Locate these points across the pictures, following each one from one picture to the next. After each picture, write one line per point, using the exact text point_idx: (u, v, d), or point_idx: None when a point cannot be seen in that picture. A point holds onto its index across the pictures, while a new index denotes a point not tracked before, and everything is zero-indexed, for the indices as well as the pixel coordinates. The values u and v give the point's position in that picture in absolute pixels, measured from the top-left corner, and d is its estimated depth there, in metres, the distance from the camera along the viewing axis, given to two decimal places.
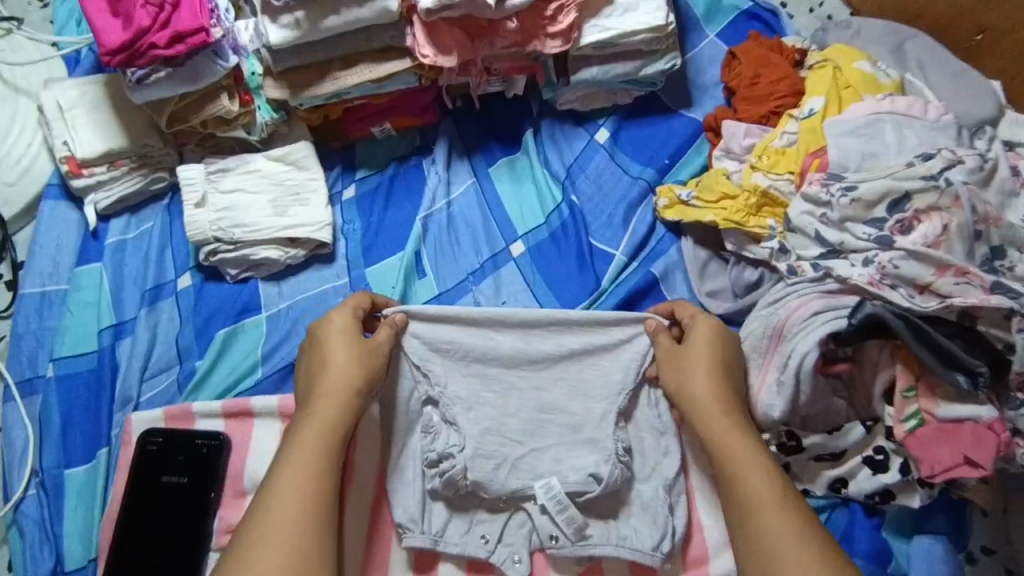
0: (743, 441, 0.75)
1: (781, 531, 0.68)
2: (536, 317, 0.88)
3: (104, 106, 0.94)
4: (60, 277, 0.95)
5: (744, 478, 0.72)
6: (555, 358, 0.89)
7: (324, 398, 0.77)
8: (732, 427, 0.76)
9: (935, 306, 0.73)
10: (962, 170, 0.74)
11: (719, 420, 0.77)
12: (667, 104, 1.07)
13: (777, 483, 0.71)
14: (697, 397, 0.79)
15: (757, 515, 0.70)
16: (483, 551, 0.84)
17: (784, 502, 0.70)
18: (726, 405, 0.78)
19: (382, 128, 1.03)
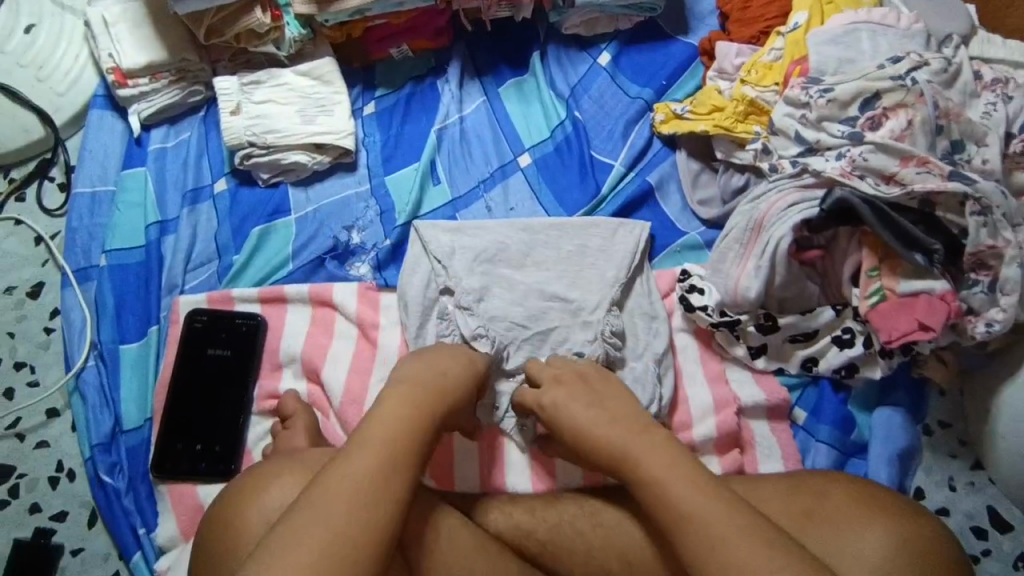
0: (657, 453, 0.70)
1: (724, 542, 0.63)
2: (539, 224, 1.01)
3: (145, 22, 1.03)
4: (108, 180, 1.04)
5: (669, 492, 0.67)
6: (556, 261, 0.99)
7: (398, 396, 0.73)
8: (644, 442, 0.72)
9: (898, 192, 0.82)
10: (927, 71, 0.84)
11: (630, 440, 0.72)
12: (666, 31, 1.14)
13: (704, 492, 0.66)
14: (571, 418, 0.79)
15: (695, 528, 0.65)
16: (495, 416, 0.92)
17: (715, 507, 0.65)
18: (636, 427, 0.74)
19: (399, 49, 1.10)
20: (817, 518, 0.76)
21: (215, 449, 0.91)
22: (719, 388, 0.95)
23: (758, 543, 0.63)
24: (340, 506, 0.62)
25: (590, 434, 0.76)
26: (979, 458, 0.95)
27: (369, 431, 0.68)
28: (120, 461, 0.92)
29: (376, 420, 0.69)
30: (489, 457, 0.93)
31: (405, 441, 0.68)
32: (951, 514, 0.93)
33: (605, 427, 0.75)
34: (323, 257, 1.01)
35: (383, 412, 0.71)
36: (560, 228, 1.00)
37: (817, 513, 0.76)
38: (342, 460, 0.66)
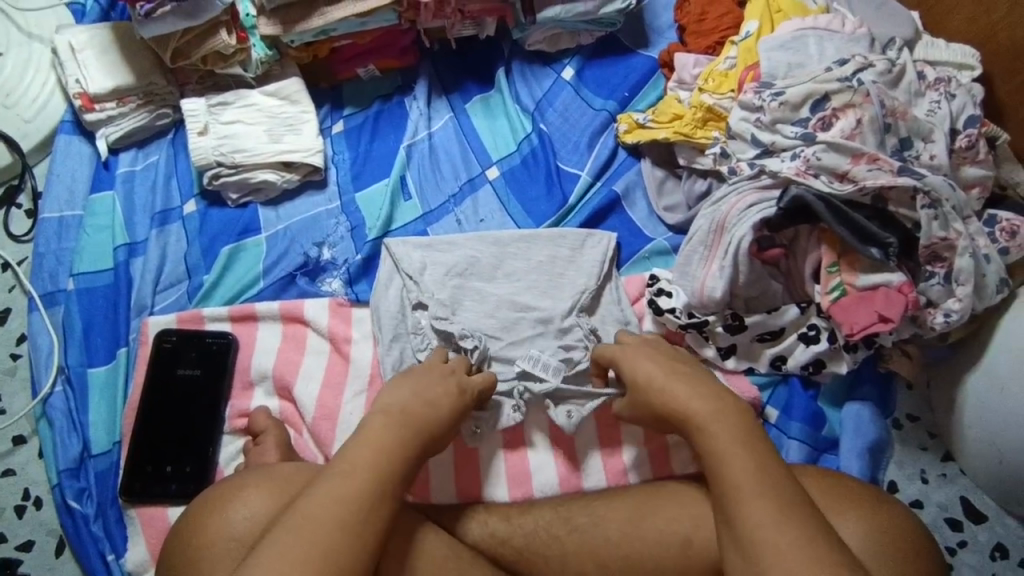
0: (723, 410, 0.71)
1: (766, 496, 0.63)
2: (507, 237, 1.00)
3: (111, 47, 1.04)
4: (75, 204, 1.04)
5: (727, 445, 0.68)
6: (527, 272, 0.99)
7: (383, 423, 0.71)
8: (712, 400, 0.72)
9: (850, 189, 0.84)
10: (872, 72, 0.87)
11: (700, 395, 0.73)
12: (627, 45, 1.16)
13: (761, 450, 0.67)
14: (643, 373, 0.79)
15: (742, 480, 0.65)
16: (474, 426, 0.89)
17: (762, 463, 0.66)
18: (702, 387, 0.74)
19: (367, 68, 1.12)
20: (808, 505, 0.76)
21: (186, 470, 0.89)
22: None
23: (793, 510, 0.63)
24: (317, 529, 0.61)
25: (664, 385, 0.76)
26: (949, 450, 0.96)
27: (348, 457, 0.67)
28: (89, 487, 0.90)
29: (358, 448, 0.68)
30: (465, 467, 0.91)
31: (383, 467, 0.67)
32: (925, 507, 0.93)
33: (677, 384, 0.75)
34: (294, 273, 1.01)
35: (362, 439, 0.69)
36: (529, 240, 1.00)
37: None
38: (318, 485, 0.65)
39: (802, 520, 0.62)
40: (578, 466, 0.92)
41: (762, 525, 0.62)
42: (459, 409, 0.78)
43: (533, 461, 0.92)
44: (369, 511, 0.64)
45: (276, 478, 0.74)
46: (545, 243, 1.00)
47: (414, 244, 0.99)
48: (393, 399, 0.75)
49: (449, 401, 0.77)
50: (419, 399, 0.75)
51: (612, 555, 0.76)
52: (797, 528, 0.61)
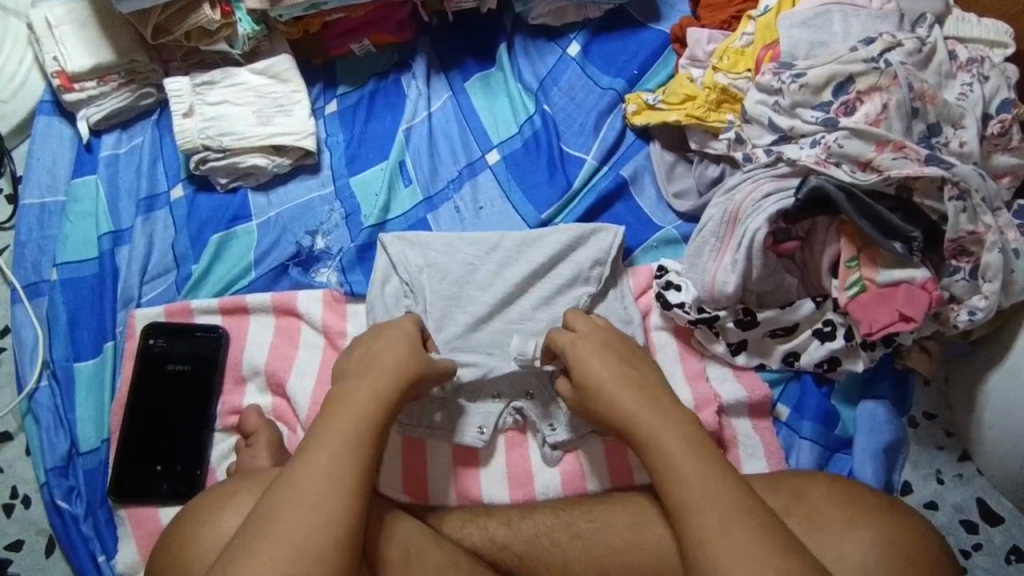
0: (668, 422, 0.68)
1: (705, 512, 0.63)
2: (510, 242, 0.93)
3: (89, 23, 0.98)
4: (57, 190, 1.00)
5: (670, 461, 0.66)
6: (529, 277, 0.92)
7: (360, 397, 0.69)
8: (653, 408, 0.69)
9: (875, 178, 0.79)
10: (901, 52, 0.81)
11: (636, 404, 0.70)
12: (636, 18, 1.09)
13: (707, 463, 0.65)
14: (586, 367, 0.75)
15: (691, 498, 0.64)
16: (480, 441, 0.87)
17: (708, 477, 0.64)
18: (644, 395, 0.71)
19: (361, 44, 1.06)
20: (806, 517, 0.73)
21: (177, 469, 0.86)
22: (700, 386, 0.91)
23: (733, 527, 0.62)
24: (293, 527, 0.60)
25: (610, 384, 0.72)
26: (967, 450, 0.92)
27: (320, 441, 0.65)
28: (78, 485, 0.87)
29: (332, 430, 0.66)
30: (464, 465, 0.89)
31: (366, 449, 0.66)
32: (939, 508, 0.91)
33: (639, 378, 0.73)
34: (286, 264, 0.97)
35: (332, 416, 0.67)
36: (531, 245, 0.93)
37: (797, 508, 0.74)
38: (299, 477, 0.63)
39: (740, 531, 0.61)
40: (582, 467, 0.89)
41: (701, 544, 0.62)
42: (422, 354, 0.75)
43: (534, 457, 0.90)
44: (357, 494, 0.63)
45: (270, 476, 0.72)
46: (547, 248, 0.92)
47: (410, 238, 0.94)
48: (361, 372, 0.72)
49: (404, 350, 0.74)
50: (380, 356, 0.73)
51: (615, 563, 0.74)
52: (731, 539, 0.61)
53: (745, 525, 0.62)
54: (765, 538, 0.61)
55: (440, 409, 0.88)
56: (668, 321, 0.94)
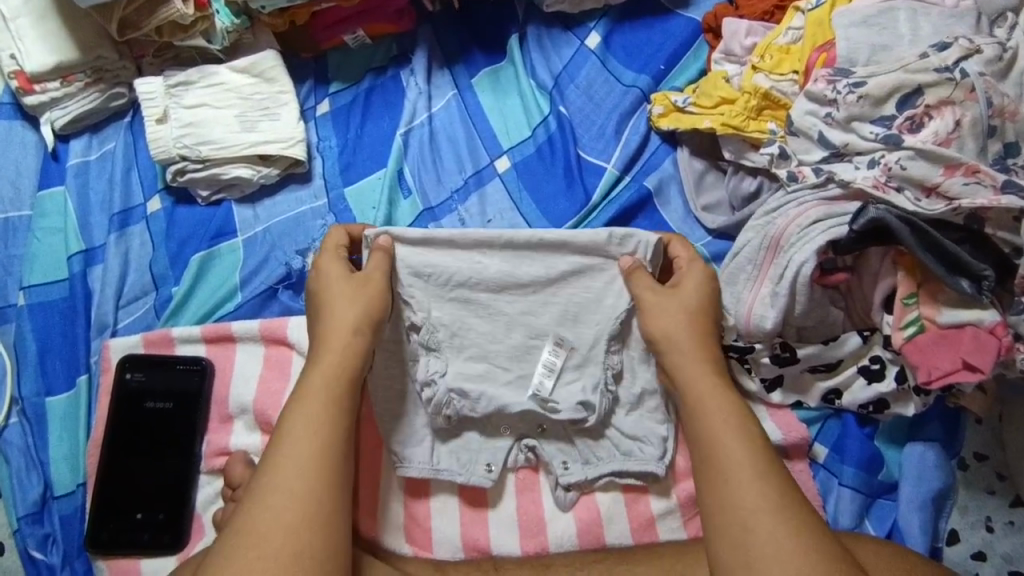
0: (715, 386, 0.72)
1: (733, 464, 0.66)
2: (524, 241, 0.76)
3: (49, 15, 0.86)
4: (22, 202, 0.90)
5: (710, 417, 0.70)
6: (548, 286, 0.78)
7: (324, 366, 0.71)
8: (697, 368, 0.73)
9: (942, 208, 0.69)
10: (980, 60, 0.70)
11: (693, 366, 0.73)
12: (662, 4, 0.97)
13: (743, 429, 0.69)
14: (652, 319, 0.76)
15: (725, 451, 0.67)
16: (488, 481, 0.79)
17: (742, 435, 0.68)
18: (707, 359, 0.74)
19: (355, 35, 0.94)
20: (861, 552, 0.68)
21: (160, 517, 0.79)
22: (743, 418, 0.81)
23: (773, 496, 0.63)
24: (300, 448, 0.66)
25: (674, 345, 0.75)
26: (1019, 495, 0.84)
27: (291, 416, 0.68)
28: (54, 532, 0.80)
29: (294, 410, 0.68)
30: (473, 511, 0.81)
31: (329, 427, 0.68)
32: (988, 560, 0.83)
33: (688, 343, 0.75)
34: (275, 287, 0.88)
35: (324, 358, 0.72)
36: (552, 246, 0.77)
37: None
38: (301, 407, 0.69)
39: (779, 499, 0.63)
40: (600, 515, 0.80)
41: (742, 507, 0.63)
42: (372, 302, 0.74)
43: (549, 505, 0.81)
44: (319, 473, 0.65)
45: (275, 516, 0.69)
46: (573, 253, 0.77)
47: (402, 239, 0.77)
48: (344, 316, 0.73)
49: (349, 302, 0.74)
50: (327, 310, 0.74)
51: None
52: (768, 500, 0.63)
53: (780, 498, 0.63)
54: (801, 512, 0.63)
55: (443, 448, 0.80)
56: None
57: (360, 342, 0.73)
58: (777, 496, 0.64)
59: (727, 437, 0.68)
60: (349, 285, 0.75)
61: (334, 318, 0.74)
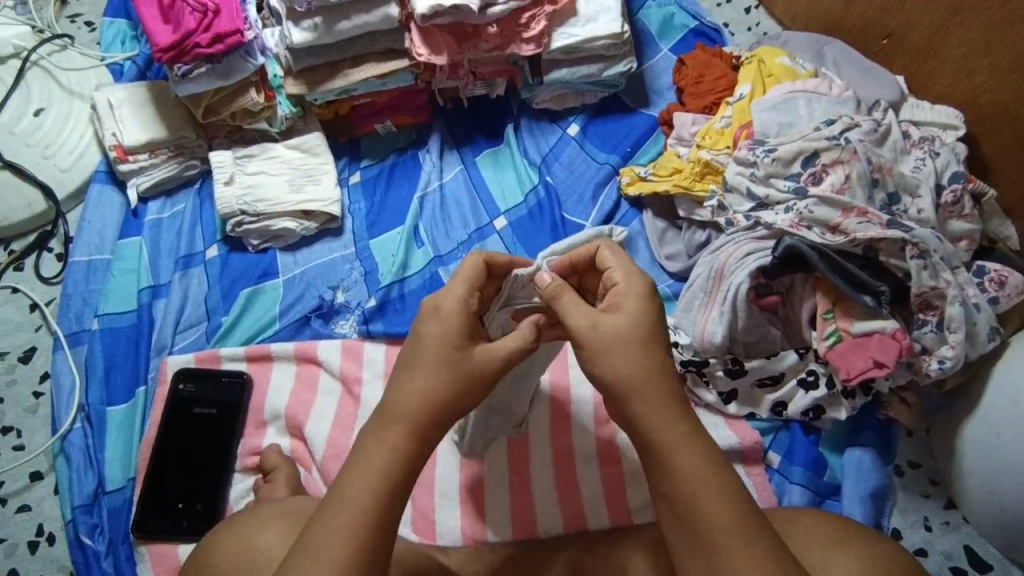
0: (682, 437, 0.62)
1: (717, 529, 0.59)
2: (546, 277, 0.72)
3: (148, 105, 1.11)
4: (104, 248, 1.10)
5: (680, 474, 0.61)
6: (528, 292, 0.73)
7: (383, 446, 0.62)
8: (660, 412, 0.62)
9: (842, 240, 0.89)
10: (859, 131, 0.93)
11: (655, 408, 0.62)
12: (629, 104, 1.23)
13: (721, 487, 0.60)
14: (607, 347, 0.64)
15: (704, 515, 0.60)
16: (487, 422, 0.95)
17: (721, 495, 0.60)
18: (674, 401, 0.63)
19: (383, 124, 1.19)
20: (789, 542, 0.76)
21: (197, 507, 0.90)
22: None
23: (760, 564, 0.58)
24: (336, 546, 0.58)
25: (639, 387, 0.63)
26: (952, 498, 0.96)
27: (336, 504, 0.60)
28: (102, 522, 0.91)
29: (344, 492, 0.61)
30: (471, 506, 0.92)
31: (366, 535, 0.59)
32: (929, 555, 0.94)
33: (649, 383, 0.63)
34: (309, 315, 1.05)
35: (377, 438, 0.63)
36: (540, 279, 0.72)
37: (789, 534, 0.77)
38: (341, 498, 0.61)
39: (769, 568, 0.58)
40: (583, 507, 0.92)
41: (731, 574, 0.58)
42: (460, 386, 0.64)
43: (538, 501, 0.92)
44: None
45: (283, 505, 0.78)
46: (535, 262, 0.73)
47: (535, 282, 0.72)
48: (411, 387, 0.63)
49: (439, 380, 0.63)
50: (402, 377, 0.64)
51: None
52: (761, 565, 0.58)
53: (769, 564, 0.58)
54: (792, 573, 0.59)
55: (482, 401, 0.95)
56: None
57: (435, 426, 0.64)
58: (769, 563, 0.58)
59: (704, 500, 0.60)
60: (451, 359, 0.64)
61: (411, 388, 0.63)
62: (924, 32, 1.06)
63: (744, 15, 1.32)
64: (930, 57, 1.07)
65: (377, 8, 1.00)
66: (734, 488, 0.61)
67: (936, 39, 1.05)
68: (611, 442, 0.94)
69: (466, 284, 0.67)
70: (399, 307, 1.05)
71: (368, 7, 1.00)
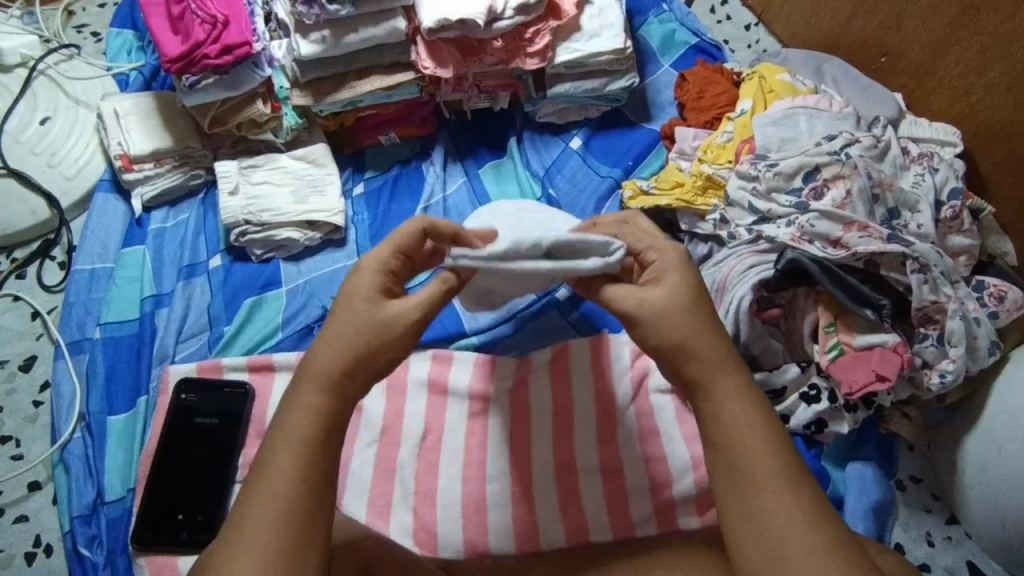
0: (746, 406, 0.59)
1: (772, 496, 0.56)
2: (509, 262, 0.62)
3: (154, 115, 1.12)
4: (107, 257, 1.10)
5: (740, 443, 0.58)
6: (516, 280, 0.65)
7: (302, 410, 0.58)
8: (725, 378, 0.60)
9: (844, 254, 0.89)
10: (859, 147, 0.94)
11: (716, 362, 0.60)
12: (631, 118, 1.24)
13: (781, 456, 0.58)
14: (660, 306, 0.62)
15: (759, 478, 0.57)
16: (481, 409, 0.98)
17: (780, 465, 0.57)
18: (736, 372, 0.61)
19: (387, 136, 1.20)
20: None
21: (197, 518, 0.90)
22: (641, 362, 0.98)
23: (806, 523, 0.55)
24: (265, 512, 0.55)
25: (693, 354, 0.61)
26: (953, 513, 0.96)
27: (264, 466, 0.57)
28: (100, 534, 0.90)
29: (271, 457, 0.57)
30: (473, 519, 0.91)
31: (297, 500, 0.55)
32: (931, 571, 0.94)
33: (705, 348, 0.61)
34: (311, 326, 1.05)
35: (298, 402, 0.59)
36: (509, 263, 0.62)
37: None
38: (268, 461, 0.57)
39: (817, 534, 0.55)
40: (586, 522, 0.91)
41: (784, 546, 0.54)
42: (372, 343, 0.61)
43: (541, 515, 0.91)
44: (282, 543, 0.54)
45: None
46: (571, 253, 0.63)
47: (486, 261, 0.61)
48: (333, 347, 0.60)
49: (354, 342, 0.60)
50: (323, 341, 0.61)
51: None
52: (816, 538, 0.55)
53: (827, 536, 0.55)
54: (850, 551, 0.55)
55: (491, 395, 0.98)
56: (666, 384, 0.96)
57: (349, 386, 0.60)
58: (825, 540, 0.54)
59: (761, 464, 0.57)
60: (362, 316, 0.61)
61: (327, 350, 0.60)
62: (923, 51, 1.08)
63: (744, 33, 1.34)
64: (927, 75, 1.09)
65: (384, 21, 1.01)
66: (792, 457, 0.58)
67: (933, 58, 1.06)
68: (614, 456, 0.94)
69: (388, 247, 0.65)
70: None
71: (375, 20, 1.01)
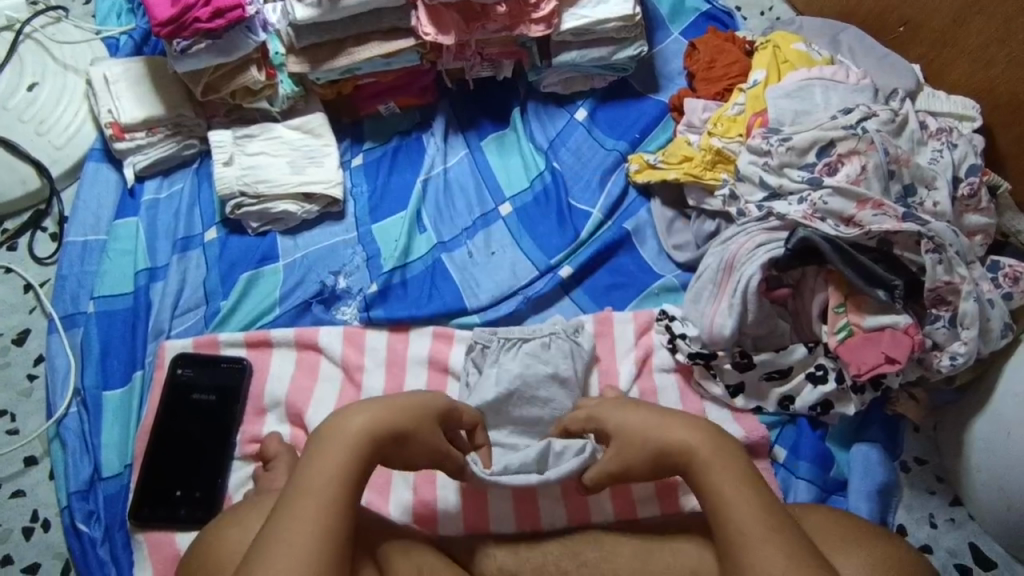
0: (740, 489, 0.68)
1: None
2: None
3: (145, 81, 1.08)
4: (100, 229, 1.07)
5: (739, 527, 0.66)
6: None
7: (324, 466, 0.66)
8: (713, 446, 0.72)
9: (856, 232, 0.87)
10: (876, 121, 0.91)
11: (713, 458, 0.70)
12: (638, 89, 1.20)
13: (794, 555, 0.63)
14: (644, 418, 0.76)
15: None
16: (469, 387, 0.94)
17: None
18: (723, 451, 0.71)
19: (387, 106, 1.16)
20: None
21: (196, 495, 0.89)
22: (646, 340, 1.00)
23: None
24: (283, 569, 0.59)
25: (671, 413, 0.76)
26: (958, 494, 0.96)
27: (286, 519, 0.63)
28: (98, 509, 0.90)
29: (286, 522, 0.62)
30: (472, 498, 0.90)
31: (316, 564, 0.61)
32: (934, 552, 0.93)
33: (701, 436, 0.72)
34: (309, 301, 1.03)
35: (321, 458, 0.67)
36: None
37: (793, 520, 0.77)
38: (286, 514, 0.63)
39: None
40: (587, 502, 0.91)
41: None
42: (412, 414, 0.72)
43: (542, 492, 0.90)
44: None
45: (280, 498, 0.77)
46: None
47: None
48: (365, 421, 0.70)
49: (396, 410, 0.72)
50: (357, 415, 0.70)
51: None
52: None
53: None
54: None
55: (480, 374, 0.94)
56: (670, 362, 0.98)
57: (375, 446, 0.69)
58: None
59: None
60: (406, 405, 0.73)
61: (365, 415, 0.70)
62: (943, 20, 1.03)
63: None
64: (947, 46, 1.04)
65: None
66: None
67: (954, 28, 1.02)
68: None
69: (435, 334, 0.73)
70: (400, 293, 1.03)
71: None
